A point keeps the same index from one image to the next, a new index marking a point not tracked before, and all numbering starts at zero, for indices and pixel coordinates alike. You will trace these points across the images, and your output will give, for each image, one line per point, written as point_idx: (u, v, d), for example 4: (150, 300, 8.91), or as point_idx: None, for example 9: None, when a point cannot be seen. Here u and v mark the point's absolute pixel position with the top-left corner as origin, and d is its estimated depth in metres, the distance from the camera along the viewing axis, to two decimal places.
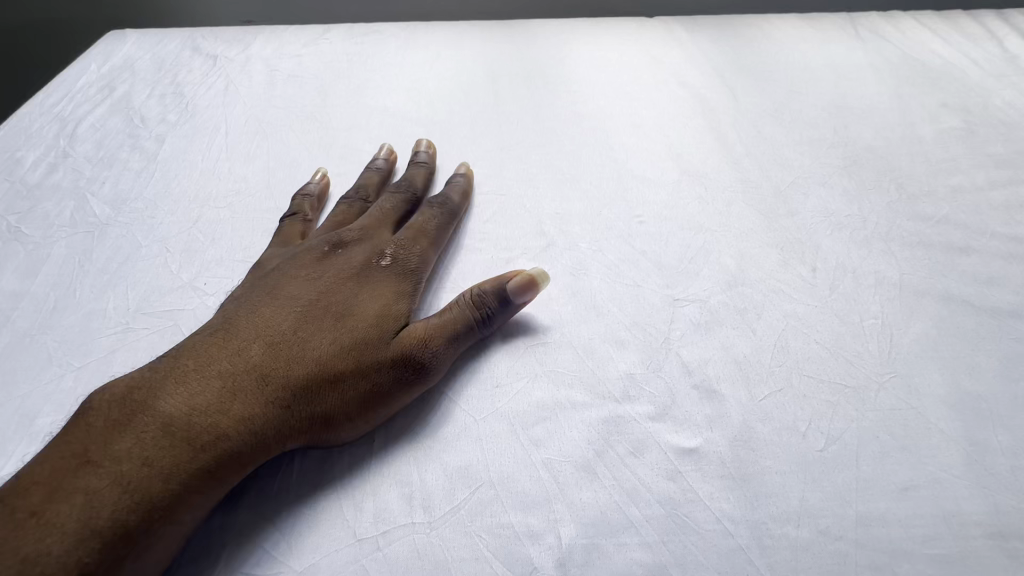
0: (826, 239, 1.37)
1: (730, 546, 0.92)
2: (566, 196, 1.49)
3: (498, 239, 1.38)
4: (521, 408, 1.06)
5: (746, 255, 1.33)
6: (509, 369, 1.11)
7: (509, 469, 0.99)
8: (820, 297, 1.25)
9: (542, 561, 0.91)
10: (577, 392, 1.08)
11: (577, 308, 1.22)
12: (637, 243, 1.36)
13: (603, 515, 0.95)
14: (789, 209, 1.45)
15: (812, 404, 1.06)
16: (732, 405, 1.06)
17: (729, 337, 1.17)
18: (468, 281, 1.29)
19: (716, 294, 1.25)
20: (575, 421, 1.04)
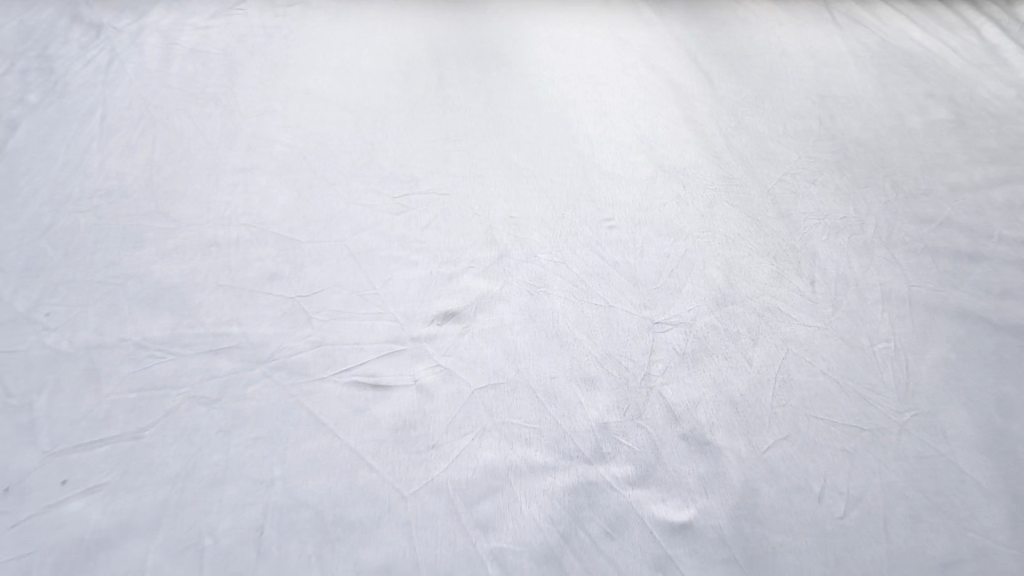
0: (823, 245, 1.19)
1: None
2: (523, 195, 1.25)
3: (440, 249, 1.13)
4: (465, 481, 0.82)
5: (734, 266, 1.13)
6: (450, 424, 0.87)
7: (448, 565, 0.75)
8: (822, 316, 1.05)
9: None
10: (536, 451, 0.85)
11: (537, 338, 0.98)
12: (606, 254, 1.13)
13: None
14: (777, 211, 1.26)
15: (825, 457, 0.86)
16: (730, 462, 0.85)
17: (720, 369, 0.96)
18: (401, 304, 1.03)
19: (703, 314, 1.04)
20: (534, 493, 0.81)
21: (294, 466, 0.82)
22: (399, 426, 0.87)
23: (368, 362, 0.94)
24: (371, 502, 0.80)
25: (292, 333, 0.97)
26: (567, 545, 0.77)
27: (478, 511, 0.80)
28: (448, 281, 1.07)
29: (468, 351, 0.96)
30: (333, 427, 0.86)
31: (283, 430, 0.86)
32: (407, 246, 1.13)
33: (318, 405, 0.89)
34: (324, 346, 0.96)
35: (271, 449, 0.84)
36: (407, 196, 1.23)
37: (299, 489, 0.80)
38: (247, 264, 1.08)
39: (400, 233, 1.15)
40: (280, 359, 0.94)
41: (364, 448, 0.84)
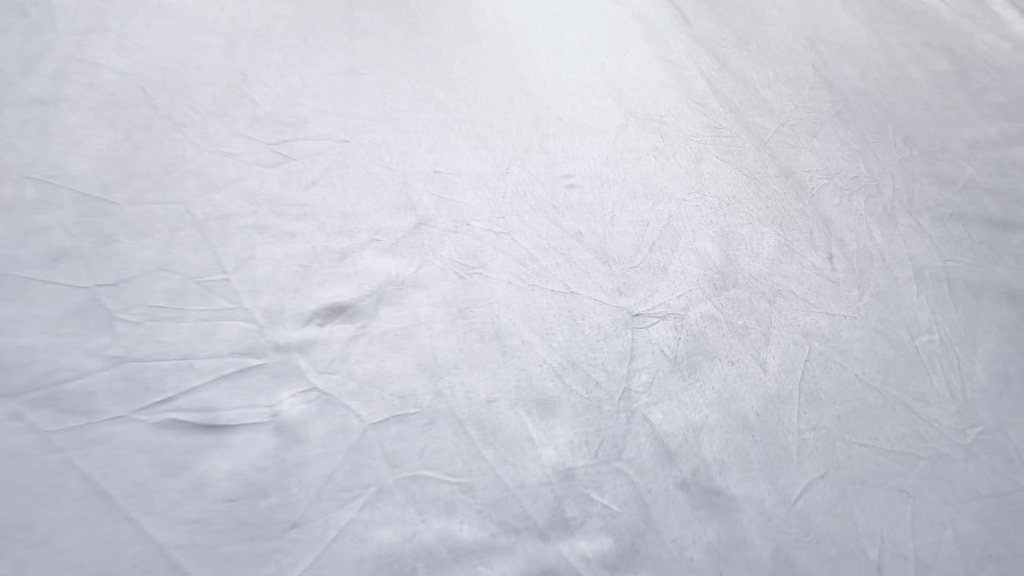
0: (836, 211, 0.93)
1: None
2: (452, 145, 0.92)
3: (331, 215, 0.79)
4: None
5: (732, 238, 0.85)
6: (334, 488, 0.56)
7: None
8: (848, 301, 0.80)
9: None
10: (464, 524, 0.56)
11: (468, 343, 0.67)
12: (567, 222, 0.83)
13: None
14: (779, 169, 0.99)
15: (882, 506, 0.61)
16: (753, 523, 0.58)
17: (726, 380, 0.68)
18: (262, 294, 0.68)
19: (696, 302, 0.76)
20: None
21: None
22: (249, 495, 0.55)
23: (203, 389, 0.60)
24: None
25: (79, 347, 0.61)
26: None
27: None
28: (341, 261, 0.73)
29: (365, 367, 0.64)
30: (137, 505, 0.53)
31: (48, 518, 0.52)
32: (281, 211, 0.78)
33: (112, 469, 0.55)
34: (133, 366, 0.61)
35: (22, 554, 0.50)
36: (289, 143, 0.87)
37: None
38: (20, 238, 0.69)
39: (273, 194, 0.80)
40: (53, 391, 0.58)
41: (189, 539, 0.52)
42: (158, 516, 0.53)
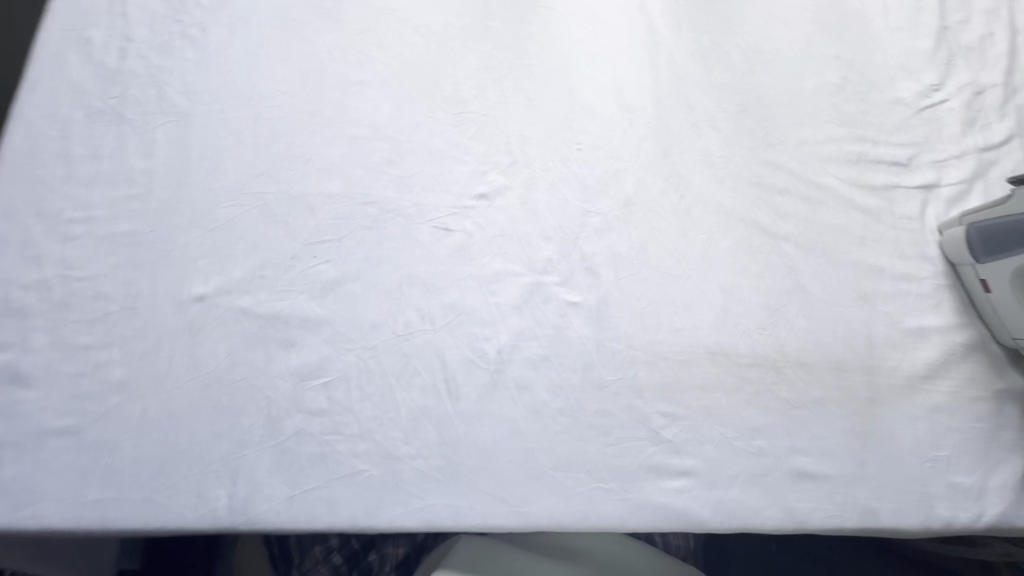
0: (989, 52, 0.70)
1: (926, 428, 0.55)
2: (467, 8, 0.64)
3: (369, 85, 0.60)
4: (515, 433, 0.51)
5: (859, 112, 0.65)
6: (405, 325, 0.53)
7: (547, 476, 0.50)
8: (1000, 138, 0.66)
9: (686, 505, 0.51)
10: (590, 368, 0.53)
11: (574, 251, 0.57)
12: (678, 40, 0.66)
13: (712, 390, 0.54)
14: (1000, 70, 0.69)
15: (920, 439, 0.54)
16: (907, 312, 0.58)
17: (854, 209, 0.61)
18: (309, 223, 0.55)
19: (819, 164, 0.63)
20: (537, 317, 0.54)
21: (119, 311, 0.51)
22: (331, 199, 0.56)
23: (280, 101, 0.58)
24: (247, 348, 0.51)
25: (156, 23, 0.60)
26: (473, 528, 0.49)
27: (449, 361, 0.52)
28: (400, 75, 0.61)
29: (447, 215, 0.56)
30: (197, 198, 0.55)
31: (125, 141, 0.56)
32: (301, 109, 0.58)
33: (180, 150, 0.56)
34: (197, 57, 0.59)
35: (67, 230, 0.52)
36: (244, 37, 0.60)
37: (103, 385, 0.49)
38: None
39: (264, 106, 0.58)
40: (123, 66, 0.58)
41: (244, 271, 0.53)
42: (225, 219, 0.54)
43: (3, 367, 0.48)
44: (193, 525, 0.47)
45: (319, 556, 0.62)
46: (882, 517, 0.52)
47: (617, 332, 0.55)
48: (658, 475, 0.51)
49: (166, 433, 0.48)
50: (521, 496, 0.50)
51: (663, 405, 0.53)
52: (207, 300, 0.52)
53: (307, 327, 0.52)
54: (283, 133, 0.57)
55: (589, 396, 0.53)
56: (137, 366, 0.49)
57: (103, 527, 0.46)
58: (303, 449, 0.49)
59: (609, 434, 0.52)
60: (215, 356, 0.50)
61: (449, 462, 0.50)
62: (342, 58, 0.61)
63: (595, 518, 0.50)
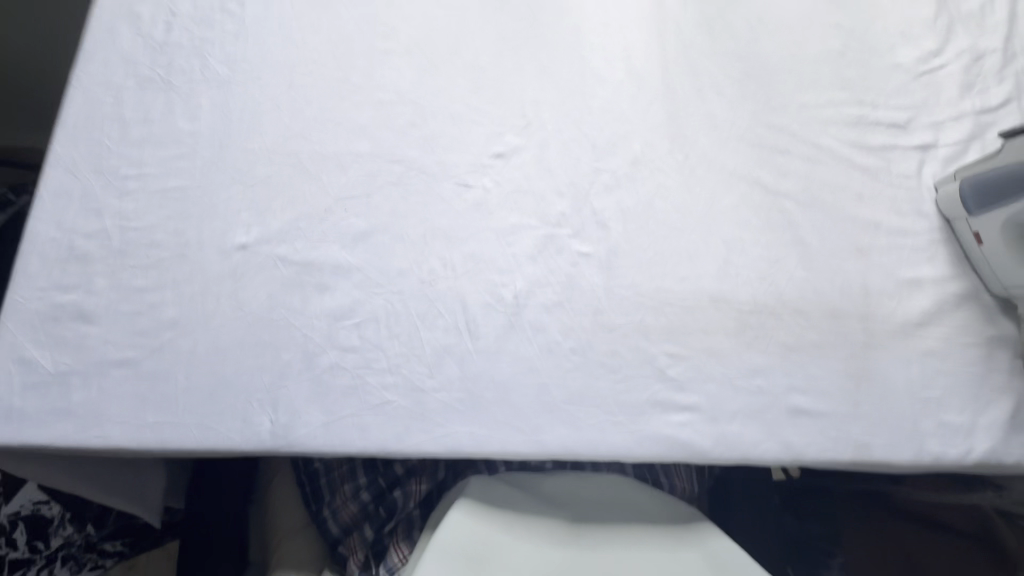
0: (987, 19, 0.72)
1: (919, 370, 0.58)
2: None
3: (393, 54, 0.64)
4: (530, 369, 0.55)
5: (859, 77, 0.68)
6: (428, 272, 0.57)
7: (559, 409, 0.55)
8: (996, 100, 0.68)
9: (690, 437, 0.55)
10: (600, 313, 0.57)
11: (585, 206, 0.61)
12: (685, 10, 0.69)
13: (714, 334, 0.58)
14: (999, 36, 0.71)
15: (912, 381, 0.57)
16: (902, 264, 0.61)
17: (853, 168, 0.64)
18: (340, 180, 0.59)
19: (818, 126, 0.66)
20: (550, 265, 0.58)
21: (170, 257, 0.56)
22: (359, 158, 0.60)
23: (311, 69, 0.63)
24: (285, 291, 0.56)
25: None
26: (492, 454, 0.53)
27: (470, 305, 0.57)
28: (421, 45, 0.65)
29: (466, 173, 0.61)
30: (238, 157, 0.59)
31: (172, 106, 0.61)
32: (331, 76, 0.63)
33: (222, 114, 0.61)
34: (235, 30, 0.64)
35: (122, 186, 0.58)
36: (278, 10, 0.65)
37: (158, 322, 0.54)
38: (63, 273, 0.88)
39: (297, 74, 0.63)
40: (168, 38, 0.63)
41: (281, 223, 0.58)
42: (263, 176, 0.59)
43: (70, 306, 0.53)
44: (240, 446, 0.52)
45: (349, 493, 0.68)
46: (873, 451, 0.55)
47: (625, 280, 0.59)
48: (663, 409, 0.55)
49: (214, 365, 0.53)
50: (536, 426, 0.54)
51: (668, 346, 0.57)
52: (248, 248, 0.57)
53: (339, 273, 0.57)
54: (314, 98, 0.62)
55: (599, 338, 0.57)
56: (187, 306, 0.54)
57: (160, 446, 0.51)
58: (337, 381, 0.54)
59: (618, 371, 0.56)
60: (257, 298, 0.55)
61: (470, 395, 0.54)
62: (368, 29, 0.65)
63: (604, 447, 0.54)
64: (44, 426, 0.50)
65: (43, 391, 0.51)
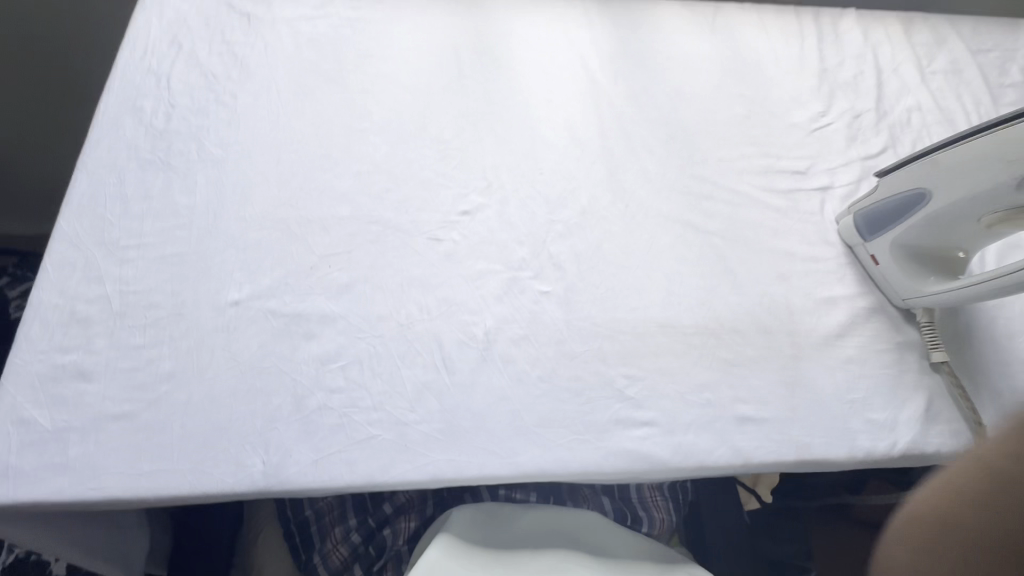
0: (860, 86, 0.88)
1: (843, 375, 0.66)
2: (446, 72, 0.80)
3: (370, 132, 0.74)
4: (503, 398, 0.61)
5: (763, 134, 0.82)
6: (406, 316, 0.64)
7: (531, 432, 0.60)
8: (876, 149, 0.82)
9: (650, 449, 0.60)
10: (563, 342, 0.64)
11: (543, 251, 0.69)
12: (615, 88, 0.82)
13: (664, 355, 0.65)
14: (871, 99, 0.87)
15: (838, 385, 0.65)
16: (817, 285, 0.71)
17: (768, 208, 0.76)
18: (324, 240, 0.67)
19: (734, 176, 0.78)
20: (515, 303, 0.66)
21: (166, 316, 0.61)
22: (341, 220, 0.68)
23: (296, 147, 0.72)
24: (275, 341, 0.61)
25: (195, 94, 0.75)
26: (472, 479, 0.58)
27: (445, 342, 0.63)
28: (394, 124, 0.75)
29: (437, 229, 0.69)
30: (231, 225, 0.66)
31: (170, 184, 0.68)
32: (315, 153, 0.72)
33: (216, 188, 0.68)
34: (228, 118, 0.73)
35: (123, 255, 0.63)
36: (267, 100, 0.75)
37: (155, 376, 0.58)
38: None
39: (285, 152, 0.72)
40: (168, 127, 0.72)
41: (271, 280, 0.64)
42: (254, 240, 0.66)
43: (70, 366, 0.57)
44: (233, 488, 0.55)
45: (339, 537, 0.70)
46: (813, 449, 0.62)
47: (582, 313, 0.66)
48: (625, 425, 0.61)
49: (208, 414, 0.57)
50: (511, 449, 0.59)
51: (625, 368, 0.64)
52: (241, 304, 0.62)
53: (326, 322, 0.62)
54: (300, 171, 0.71)
55: (563, 365, 0.63)
56: (183, 360, 0.59)
57: (151, 494, 0.54)
58: (324, 420, 0.58)
59: (582, 394, 0.62)
60: (250, 349, 0.60)
61: (450, 427, 0.59)
62: (347, 113, 0.75)
63: (576, 465, 0.59)
64: (39, 481, 0.52)
65: (41, 447, 0.54)
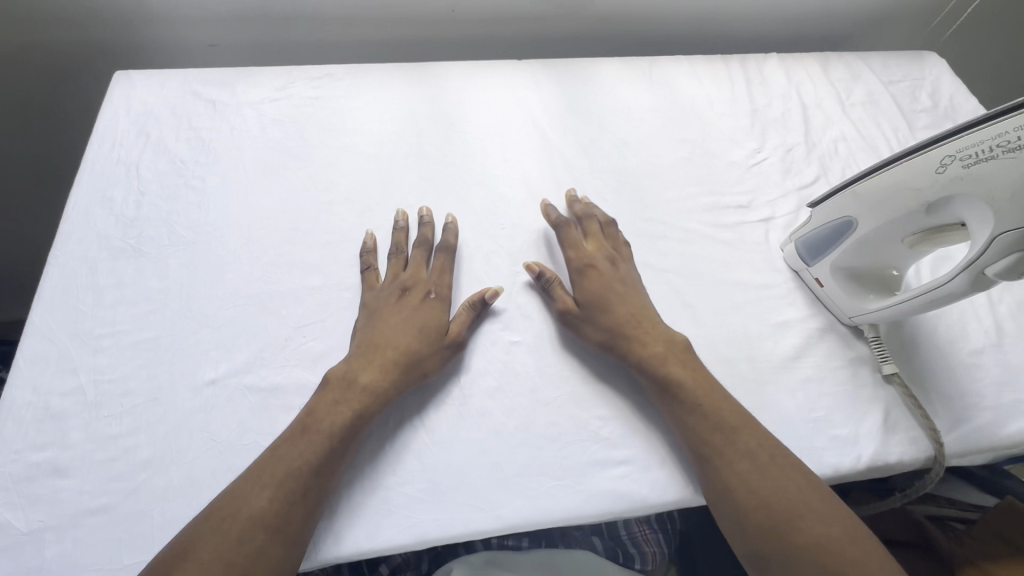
0: (789, 122, 0.96)
1: (804, 395, 0.69)
2: (406, 140, 0.85)
3: (336, 204, 0.78)
4: (483, 451, 0.62)
5: (706, 174, 0.88)
6: None
7: (512, 482, 0.61)
8: (809, 179, 0.90)
9: (630, 486, 0.62)
10: (535, 389, 0.67)
11: (509, 302, 0.72)
12: (566, 143, 0.88)
13: (634, 392, 0.68)
14: (799, 134, 0.95)
15: (800, 405, 0.69)
16: (770, 311, 0.76)
17: (717, 242, 0.81)
18: (296, 311, 0.69)
19: (682, 215, 0.83)
20: (487, 356, 0.68)
21: (143, 401, 0.61)
22: (313, 290, 0.70)
23: (265, 224, 0.75)
24: (254, 417, 0.62)
25: (164, 181, 0.77)
26: (458, 535, 0.58)
27: (422, 401, 0.65)
28: (359, 194, 0.79)
29: None
30: (205, 306, 0.68)
31: (143, 270, 0.70)
32: (284, 227, 0.75)
33: (189, 270, 0.70)
34: (198, 201, 0.76)
35: (97, 344, 0.64)
36: (235, 181, 0.78)
37: (133, 465, 0.58)
38: None
39: (255, 229, 0.74)
40: (139, 215, 0.74)
41: (247, 356, 0.65)
42: (228, 318, 0.67)
43: (45, 463, 0.57)
44: None
45: None
46: None
47: (552, 359, 0.69)
48: (603, 466, 0.63)
49: (188, 498, 0.57)
50: (494, 502, 0.60)
51: (598, 410, 0.66)
52: (217, 383, 0.63)
53: (303, 392, 0.64)
54: (270, 247, 0.73)
55: (538, 412, 0.65)
56: (161, 445, 0.59)
57: None
58: None
59: (559, 439, 0.64)
60: (228, 427, 0.61)
61: (432, 485, 0.60)
62: (314, 187, 0.79)
63: (559, 511, 0.60)
64: None
65: (18, 551, 0.53)
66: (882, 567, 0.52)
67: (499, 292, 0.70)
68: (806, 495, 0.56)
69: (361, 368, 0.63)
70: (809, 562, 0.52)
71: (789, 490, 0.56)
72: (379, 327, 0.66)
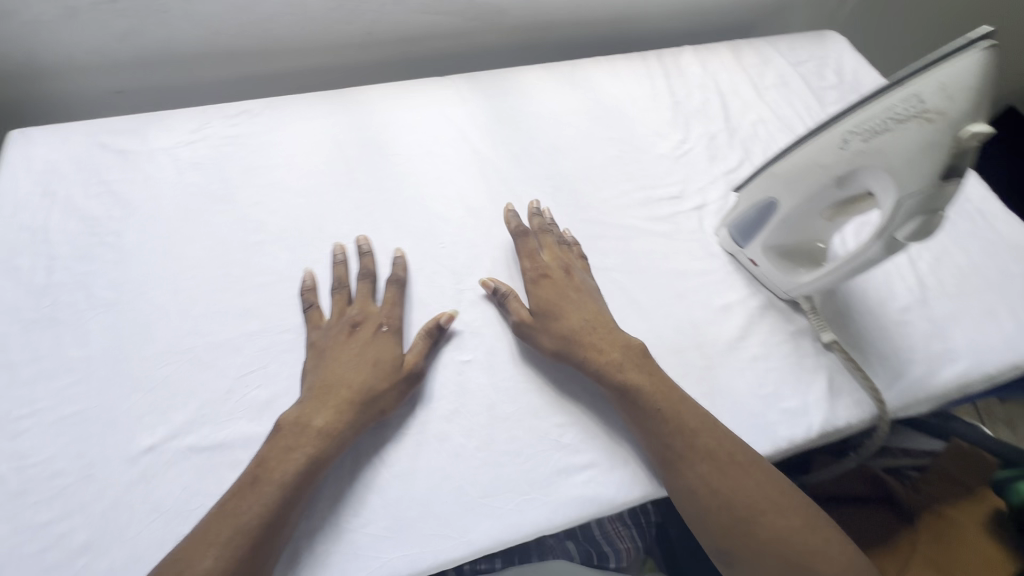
0: (709, 110, 1.00)
1: (752, 373, 0.72)
2: (333, 169, 0.83)
3: (267, 243, 0.75)
4: (445, 477, 0.61)
5: (637, 170, 0.90)
6: None
7: (479, 504, 0.60)
8: (734, 164, 0.93)
9: (596, 489, 0.62)
10: (492, 406, 0.66)
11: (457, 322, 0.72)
12: (497, 154, 0.88)
13: (590, 395, 0.68)
14: (720, 121, 0.98)
15: (750, 384, 0.71)
16: (712, 296, 0.78)
17: (654, 235, 0.83)
18: (235, 361, 0.66)
19: (618, 213, 0.84)
20: (440, 379, 0.67)
21: (74, 481, 0.57)
22: (251, 337, 0.68)
23: (192, 274, 0.72)
24: (198, 480, 0.59)
25: (77, 241, 0.73)
26: (429, 568, 0.57)
27: (377, 435, 0.63)
28: (290, 229, 0.77)
29: None
30: (135, 368, 0.64)
31: (61, 339, 0.65)
32: (214, 274, 0.72)
33: (112, 333, 0.66)
34: (116, 258, 0.72)
35: (16, 427, 0.60)
36: (155, 233, 0.74)
37: (69, 551, 0.54)
38: None
39: (182, 280, 0.71)
40: (51, 282, 0.69)
41: (185, 415, 0.62)
42: (161, 378, 0.64)
43: None
44: None
45: None
46: None
47: (506, 373, 0.69)
48: (567, 473, 0.63)
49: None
50: (463, 527, 0.59)
51: (557, 417, 0.66)
52: (156, 449, 0.60)
53: (251, 445, 0.61)
54: (200, 297, 0.70)
55: (497, 429, 0.65)
56: (99, 525, 0.55)
57: None
58: None
59: (521, 453, 0.63)
60: (172, 494, 0.58)
61: (396, 521, 0.59)
62: (241, 229, 0.76)
63: (529, 526, 0.60)
64: None
65: None
66: (836, 550, 0.55)
67: (453, 316, 0.70)
68: (766, 490, 0.58)
69: (316, 411, 0.60)
70: (772, 555, 0.55)
71: (749, 486, 0.58)
72: (334, 367, 0.64)
